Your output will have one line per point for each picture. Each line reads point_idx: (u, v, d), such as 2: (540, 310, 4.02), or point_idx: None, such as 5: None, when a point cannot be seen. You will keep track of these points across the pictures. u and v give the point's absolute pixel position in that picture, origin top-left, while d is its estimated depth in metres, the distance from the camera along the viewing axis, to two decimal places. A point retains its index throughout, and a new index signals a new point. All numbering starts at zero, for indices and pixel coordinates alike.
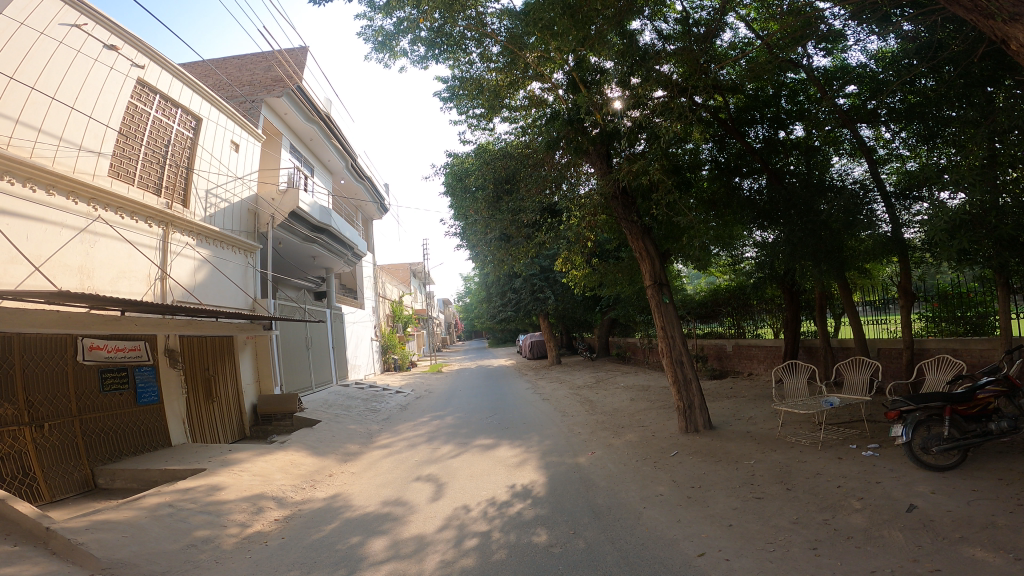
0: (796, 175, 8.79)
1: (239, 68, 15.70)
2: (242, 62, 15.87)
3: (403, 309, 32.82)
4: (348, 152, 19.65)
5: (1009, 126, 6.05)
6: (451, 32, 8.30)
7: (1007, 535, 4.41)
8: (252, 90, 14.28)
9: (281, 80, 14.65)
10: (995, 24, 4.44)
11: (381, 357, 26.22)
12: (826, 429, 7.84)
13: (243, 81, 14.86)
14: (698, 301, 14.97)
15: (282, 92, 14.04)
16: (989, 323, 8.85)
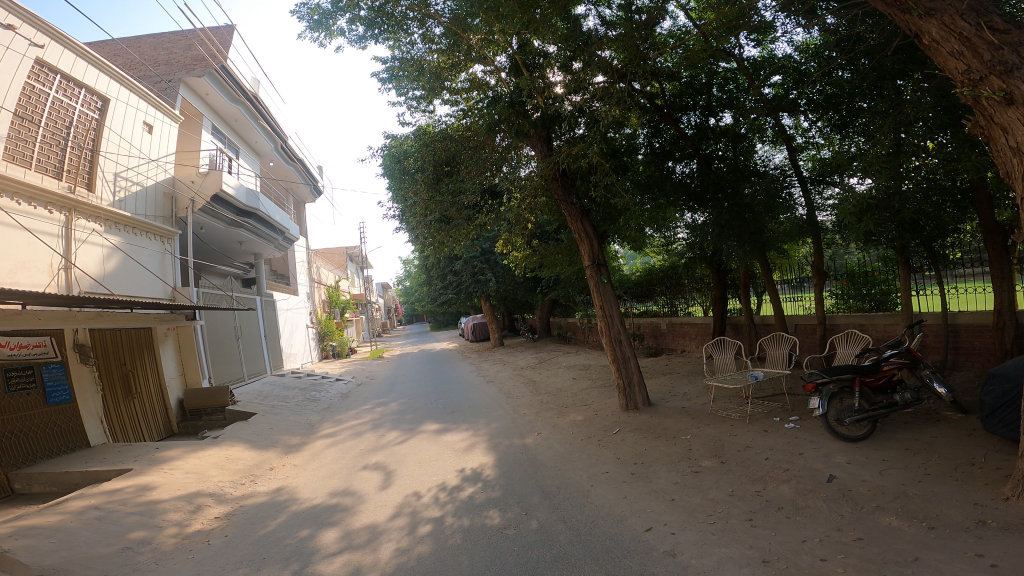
0: (723, 161, 9.16)
1: (154, 47, 14.81)
2: (159, 41, 15.00)
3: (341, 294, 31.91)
4: (278, 134, 18.86)
5: (914, 119, 6.56)
6: (392, 12, 8.10)
7: (916, 504, 4.89)
8: (169, 70, 13.46)
9: (202, 60, 13.88)
10: (909, 19, 4.84)
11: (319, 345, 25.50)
12: (752, 402, 8.35)
13: (159, 60, 13.98)
14: (634, 281, 15.46)
15: (203, 72, 13.28)
16: (889, 301, 9.59)
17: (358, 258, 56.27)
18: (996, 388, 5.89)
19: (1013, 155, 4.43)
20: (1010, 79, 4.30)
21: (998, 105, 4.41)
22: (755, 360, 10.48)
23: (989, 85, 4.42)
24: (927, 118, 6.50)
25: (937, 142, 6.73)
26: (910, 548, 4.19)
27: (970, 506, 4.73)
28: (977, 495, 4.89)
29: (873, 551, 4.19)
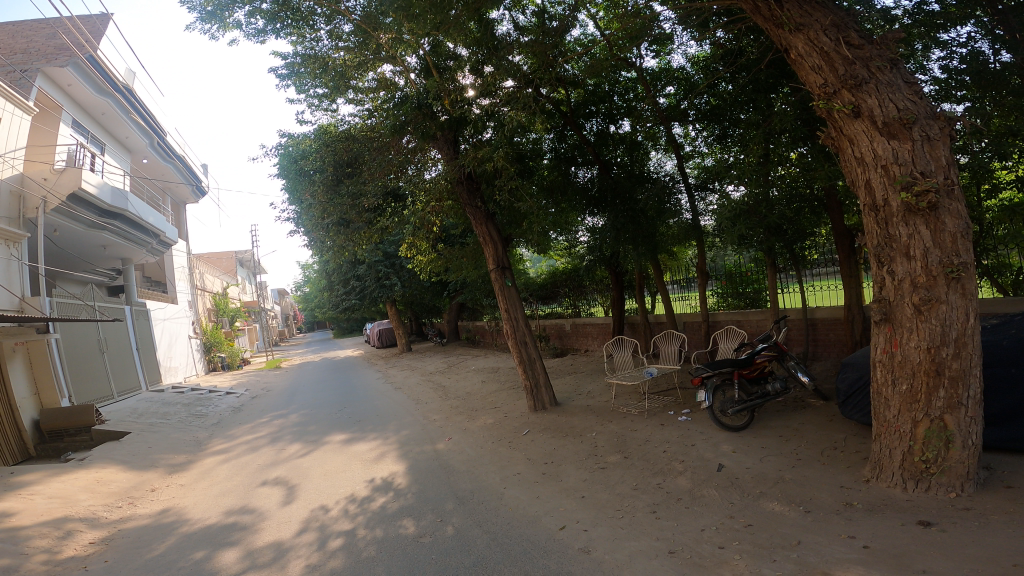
0: (621, 167, 9.61)
1: (12, 33, 13.32)
2: (18, 28, 13.54)
3: (229, 302, 29.92)
4: (156, 129, 17.45)
5: (781, 133, 7.19)
6: (298, 7, 8.01)
7: (794, 489, 5.38)
8: (25, 58, 12.05)
9: (66, 48, 12.61)
10: (783, 33, 5.45)
11: (206, 358, 23.76)
12: (648, 398, 8.74)
13: (16, 47, 12.54)
14: (539, 284, 15.72)
15: (66, 61, 12.04)
16: (762, 299, 10.28)
17: (249, 262, 53.11)
18: (848, 376, 6.58)
19: (857, 166, 5.07)
20: (857, 94, 4.96)
21: (846, 117, 5.06)
22: (650, 357, 10.96)
23: (840, 99, 5.06)
24: (790, 130, 7.16)
25: (799, 152, 7.42)
26: (792, 532, 4.59)
27: (838, 488, 5.27)
28: (842, 478, 5.47)
29: (763, 537, 4.54)
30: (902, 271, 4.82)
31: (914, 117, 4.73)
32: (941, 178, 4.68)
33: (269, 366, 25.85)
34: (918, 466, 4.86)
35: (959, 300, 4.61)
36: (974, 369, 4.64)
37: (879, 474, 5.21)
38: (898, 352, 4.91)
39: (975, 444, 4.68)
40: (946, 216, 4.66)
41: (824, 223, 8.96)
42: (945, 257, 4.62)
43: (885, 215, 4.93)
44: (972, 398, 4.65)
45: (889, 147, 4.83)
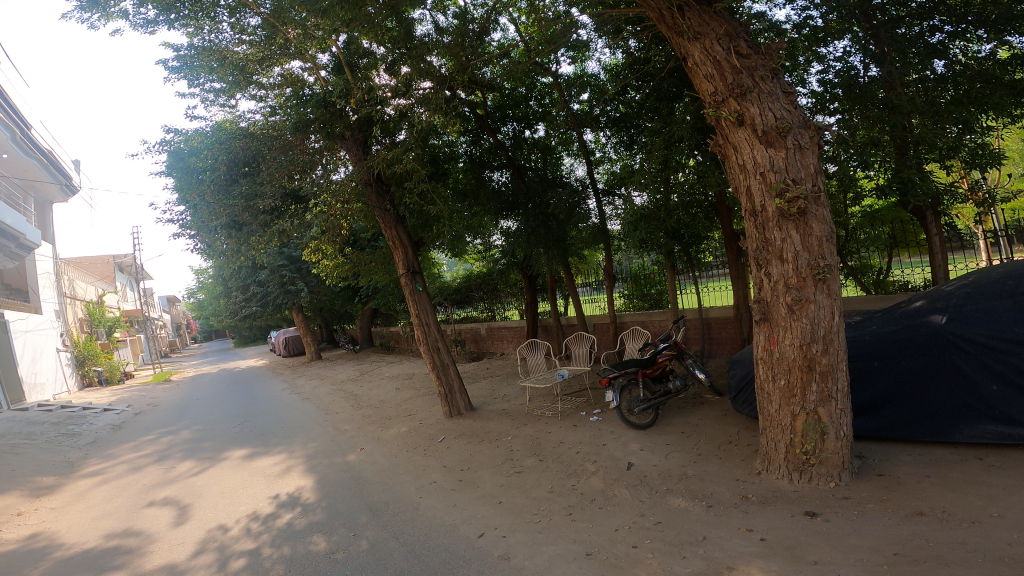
0: (534, 170, 9.69)
1: None
2: None
3: (105, 311, 27.36)
4: (19, 122, 15.78)
5: (683, 145, 7.45)
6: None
7: (696, 484, 5.62)
8: None
9: None
10: (682, 41, 5.68)
11: (79, 372, 21.64)
12: (562, 399, 8.85)
13: None
14: (454, 288, 15.42)
15: None
16: (665, 300, 10.59)
17: (133, 269, 49.06)
18: (737, 372, 6.95)
19: (741, 173, 5.45)
20: (742, 103, 5.32)
21: (732, 125, 5.42)
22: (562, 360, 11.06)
23: (729, 107, 5.39)
24: (687, 138, 7.34)
25: (696, 159, 7.72)
26: (698, 527, 4.79)
27: (735, 482, 5.58)
28: (737, 471, 5.80)
29: (672, 534, 4.70)
30: (777, 273, 5.24)
31: (789, 127, 5.16)
32: (810, 185, 5.16)
33: (157, 380, 23.92)
34: (801, 457, 5.27)
35: (825, 299, 5.09)
36: (840, 364, 5.14)
37: (768, 467, 5.58)
38: (776, 349, 5.32)
39: (846, 434, 5.17)
40: (813, 221, 5.13)
41: (716, 228, 9.35)
42: (812, 260, 5.11)
43: (762, 221, 5.34)
44: (840, 391, 5.14)
45: (766, 155, 5.23)
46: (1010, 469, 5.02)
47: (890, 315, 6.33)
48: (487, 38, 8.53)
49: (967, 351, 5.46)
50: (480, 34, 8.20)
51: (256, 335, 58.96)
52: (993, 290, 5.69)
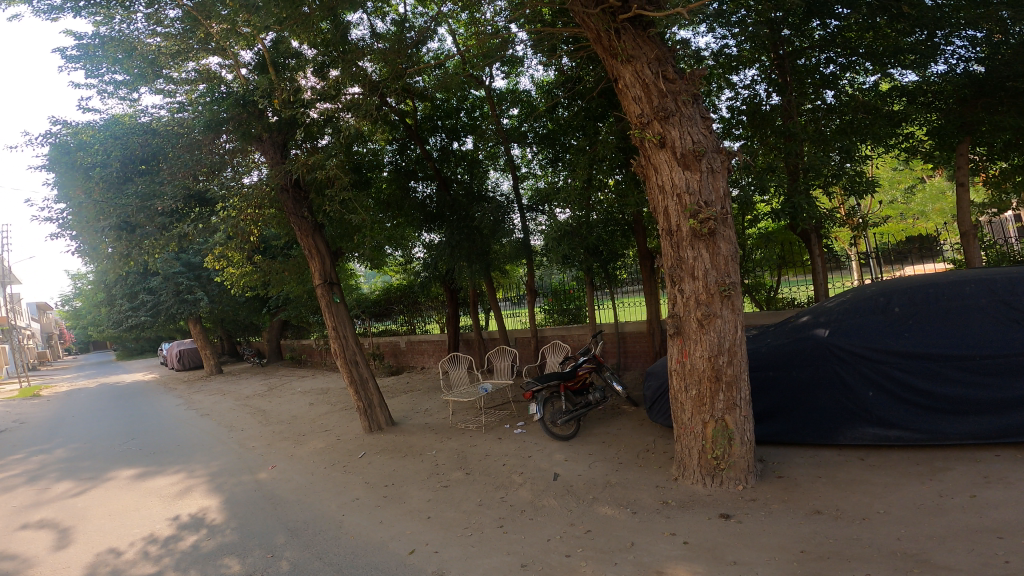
0: (460, 183, 9.67)
1: None
2: None
3: None
4: None
5: (603, 162, 7.75)
6: None
7: (621, 492, 5.76)
8: None
9: None
10: (615, 63, 5.90)
11: None
12: (486, 412, 8.80)
13: None
14: (372, 301, 15.09)
15: None
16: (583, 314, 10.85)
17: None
18: (653, 383, 7.22)
19: (659, 193, 5.75)
20: (665, 126, 5.60)
21: (654, 146, 5.70)
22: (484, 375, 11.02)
23: (652, 129, 5.67)
24: (610, 158, 7.73)
25: (616, 179, 8.02)
26: (626, 534, 4.90)
27: (655, 488, 5.77)
28: (656, 477, 6.00)
29: (602, 541, 4.77)
30: (689, 289, 5.56)
31: (704, 151, 5.51)
32: (719, 208, 5.54)
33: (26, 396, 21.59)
34: (712, 462, 5.55)
35: (730, 315, 5.46)
36: (743, 375, 5.52)
37: (683, 472, 5.82)
38: (687, 361, 5.61)
39: (750, 439, 5.52)
40: (720, 241, 5.51)
41: (632, 245, 9.45)
42: (720, 277, 5.48)
43: (677, 240, 5.66)
44: (743, 400, 5.50)
45: (683, 177, 5.56)
46: (888, 469, 5.57)
47: (781, 328, 6.86)
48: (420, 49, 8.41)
49: (848, 360, 6.02)
50: (417, 46, 8.29)
51: (144, 350, 54.63)
52: (867, 306, 6.35)
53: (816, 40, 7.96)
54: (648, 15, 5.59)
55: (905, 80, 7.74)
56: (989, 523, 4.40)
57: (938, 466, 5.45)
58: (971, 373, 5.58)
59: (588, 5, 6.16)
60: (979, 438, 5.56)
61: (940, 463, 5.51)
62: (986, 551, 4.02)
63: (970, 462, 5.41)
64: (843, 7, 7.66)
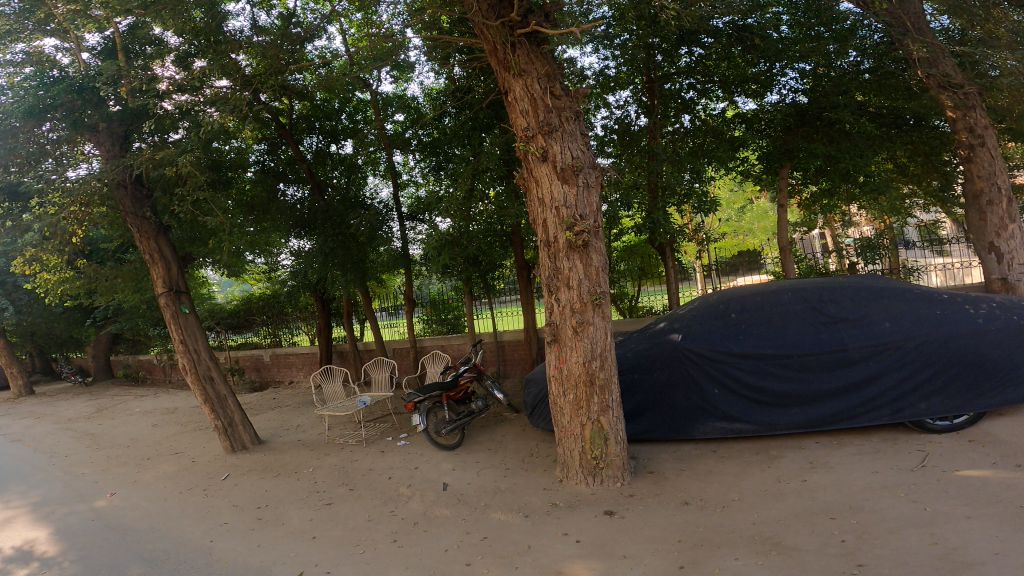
0: (335, 188, 9.46)
1: None
2: None
3: None
4: None
5: (485, 172, 7.81)
6: None
7: (512, 497, 5.85)
8: None
9: None
10: (508, 76, 6.05)
11: None
12: (366, 426, 8.53)
13: None
14: (230, 311, 13.99)
15: None
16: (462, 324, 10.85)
17: None
18: (532, 390, 7.43)
19: (538, 206, 5.96)
20: (548, 140, 5.84)
21: (536, 160, 5.89)
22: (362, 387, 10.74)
23: (535, 143, 5.88)
24: (493, 168, 7.75)
25: (497, 192, 8.13)
26: (521, 537, 4.98)
27: (543, 491, 5.93)
28: (543, 480, 6.17)
29: (500, 547, 4.82)
30: (564, 298, 5.81)
31: (581, 167, 5.81)
32: (592, 221, 5.85)
33: None
34: (592, 462, 5.81)
35: (601, 322, 5.78)
36: (614, 378, 5.86)
37: (567, 474, 6.02)
38: (564, 366, 5.84)
39: (623, 438, 5.87)
40: (593, 253, 5.81)
41: (510, 255, 9.55)
42: (592, 287, 5.78)
43: (554, 251, 5.89)
44: (615, 401, 5.84)
45: (561, 191, 5.80)
46: (735, 460, 6.30)
47: (642, 333, 7.35)
48: (306, 47, 8.26)
49: (698, 362, 6.58)
50: (303, 41, 8.13)
51: None
52: (710, 312, 6.92)
53: (681, 66, 8.70)
54: (545, 32, 5.81)
55: (745, 107, 8.82)
56: (824, 505, 5.07)
57: (772, 454, 6.29)
58: (793, 370, 6.34)
59: (486, 15, 6.23)
60: (802, 426, 6.39)
61: (774, 451, 6.36)
62: (823, 531, 4.64)
63: (796, 449, 6.33)
64: (707, 36, 8.43)
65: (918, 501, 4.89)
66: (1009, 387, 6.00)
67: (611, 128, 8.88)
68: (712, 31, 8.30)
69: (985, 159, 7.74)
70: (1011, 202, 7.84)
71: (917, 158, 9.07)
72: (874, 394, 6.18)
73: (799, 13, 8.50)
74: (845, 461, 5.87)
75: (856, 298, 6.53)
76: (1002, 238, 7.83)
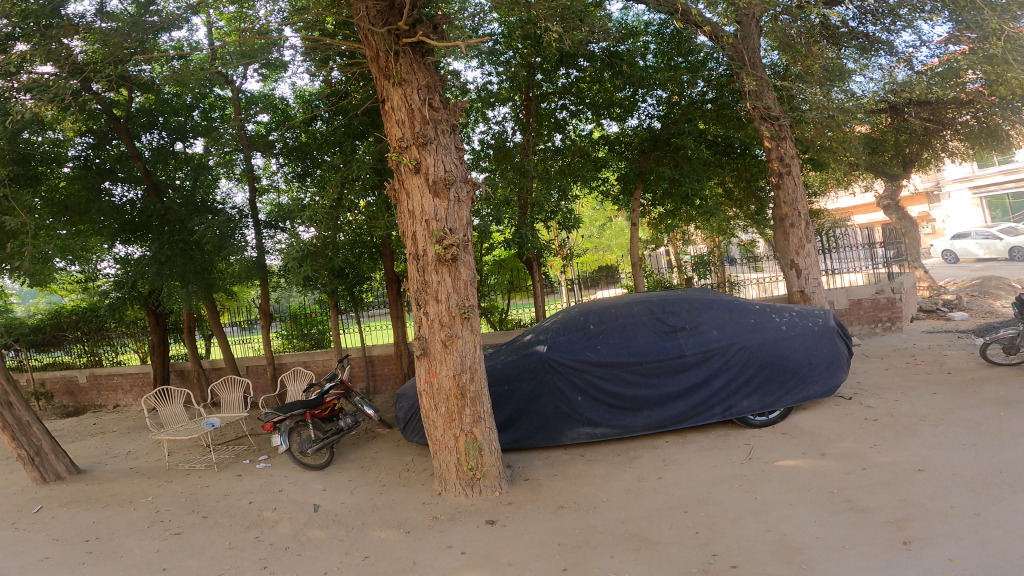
0: (176, 191, 8.59)
1: None
2: None
3: None
4: None
5: (355, 182, 7.51)
6: None
7: (390, 514, 5.67)
8: None
9: None
10: (387, 84, 5.95)
11: None
12: (216, 450, 7.86)
13: None
14: (31, 325, 11.78)
15: None
16: (327, 339, 10.42)
17: None
18: (403, 405, 7.27)
19: (409, 219, 5.91)
20: (422, 152, 5.81)
21: (409, 171, 5.84)
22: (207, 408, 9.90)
23: (410, 154, 5.82)
24: (364, 178, 7.50)
25: (367, 201, 7.88)
26: (404, 554, 4.85)
27: (422, 505, 5.81)
28: (421, 495, 6.06)
29: (383, 565, 4.64)
30: (433, 312, 5.79)
31: (452, 181, 5.82)
32: (462, 235, 5.87)
33: None
34: (468, 474, 5.81)
35: (470, 335, 5.82)
36: (484, 390, 5.92)
37: (445, 486, 5.95)
38: (435, 380, 5.82)
39: (498, 448, 5.94)
40: (462, 267, 5.84)
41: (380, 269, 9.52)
42: (461, 300, 5.80)
43: (422, 264, 5.85)
44: (487, 412, 5.90)
45: (431, 205, 5.79)
46: (601, 462, 6.66)
47: (511, 345, 7.53)
48: (159, 34, 7.33)
49: (561, 371, 6.87)
50: (155, 31, 7.21)
51: None
52: (571, 323, 7.24)
53: (559, 86, 9.16)
54: (431, 44, 5.78)
55: (609, 129, 9.55)
56: (679, 500, 5.54)
57: (632, 455, 6.75)
58: (643, 376, 6.85)
59: (371, 19, 6.08)
60: (653, 427, 6.95)
61: (633, 452, 6.83)
62: (679, 523, 5.08)
63: (650, 449, 6.86)
64: (584, 60, 8.88)
65: (751, 492, 5.51)
66: (804, 384, 6.98)
67: (486, 142, 9.04)
68: (590, 55, 8.77)
69: (789, 186, 9.00)
70: (808, 225, 9.14)
71: (741, 184, 10.32)
72: (708, 395, 6.85)
73: (665, 44, 9.47)
74: (691, 457, 6.47)
75: (692, 308, 7.14)
76: (801, 257, 9.10)
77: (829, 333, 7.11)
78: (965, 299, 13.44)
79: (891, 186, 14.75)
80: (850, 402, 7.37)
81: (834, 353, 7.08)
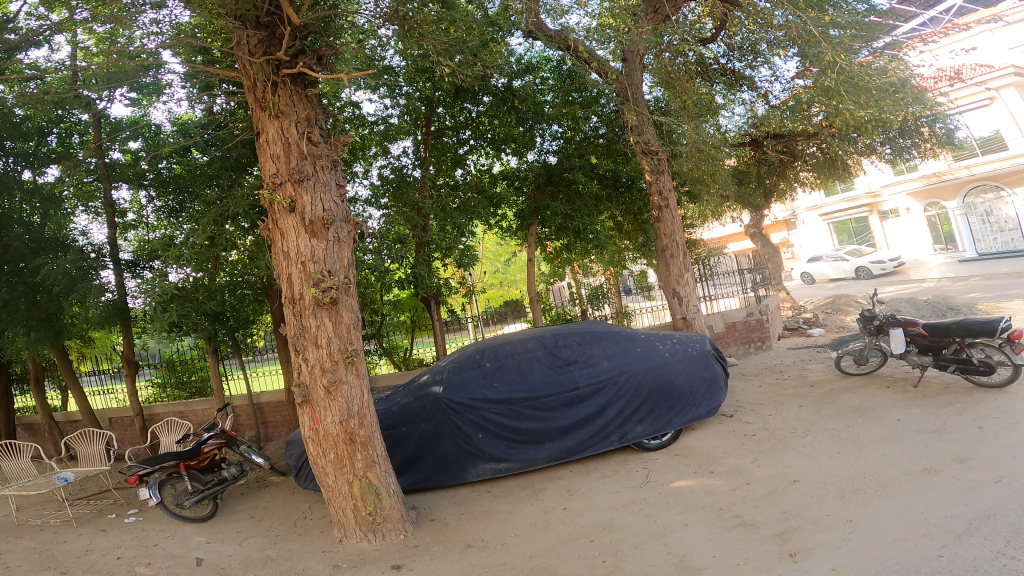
0: (19, 225, 7.54)
1: None
2: None
3: None
4: None
5: (232, 215, 7.10)
6: None
7: (284, 565, 5.29)
8: None
9: None
10: (263, 116, 5.61)
11: None
12: (74, 505, 7.02)
13: None
14: None
15: None
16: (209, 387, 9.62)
17: None
18: (294, 452, 6.80)
19: (283, 260, 5.54)
20: (298, 189, 5.49)
21: (283, 210, 5.49)
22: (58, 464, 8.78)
23: (284, 191, 5.48)
24: (242, 215, 7.08)
25: (250, 238, 7.38)
26: None
27: (321, 553, 5.45)
28: (320, 543, 5.68)
29: None
30: (313, 357, 5.43)
31: (332, 220, 5.54)
32: (342, 277, 5.59)
33: None
34: (368, 519, 5.49)
35: (355, 380, 5.53)
36: (376, 434, 5.64)
37: (345, 533, 5.59)
38: (319, 428, 5.46)
39: (397, 490, 5.68)
40: (343, 310, 5.55)
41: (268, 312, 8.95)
42: (343, 345, 5.50)
43: (299, 308, 5.49)
44: (380, 456, 5.61)
45: (308, 245, 5.46)
46: (507, 496, 6.57)
47: (407, 386, 7.31)
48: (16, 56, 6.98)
49: (459, 411, 6.74)
50: (11, 51, 6.88)
51: None
52: (466, 362, 7.15)
53: (458, 121, 9.34)
54: (312, 77, 5.57)
55: (509, 164, 9.71)
56: (583, 529, 5.50)
57: (537, 487, 6.69)
58: (539, 410, 6.86)
59: (246, 48, 5.75)
60: (556, 458, 6.97)
61: (539, 484, 6.78)
62: (587, 554, 4.98)
63: (556, 479, 6.81)
64: (484, 95, 9.19)
65: (651, 514, 5.55)
66: (691, 406, 7.27)
67: (386, 176, 8.91)
68: (488, 91, 9.08)
69: (668, 218, 9.49)
70: (685, 255, 9.70)
71: (630, 218, 10.83)
72: (604, 423, 6.97)
73: (563, 80, 9.83)
74: (594, 486, 6.45)
75: (582, 340, 7.28)
76: (681, 285, 9.60)
77: (706, 357, 7.47)
78: (821, 317, 14.79)
79: (756, 216, 16.00)
80: (732, 419, 7.73)
81: (712, 374, 7.45)
